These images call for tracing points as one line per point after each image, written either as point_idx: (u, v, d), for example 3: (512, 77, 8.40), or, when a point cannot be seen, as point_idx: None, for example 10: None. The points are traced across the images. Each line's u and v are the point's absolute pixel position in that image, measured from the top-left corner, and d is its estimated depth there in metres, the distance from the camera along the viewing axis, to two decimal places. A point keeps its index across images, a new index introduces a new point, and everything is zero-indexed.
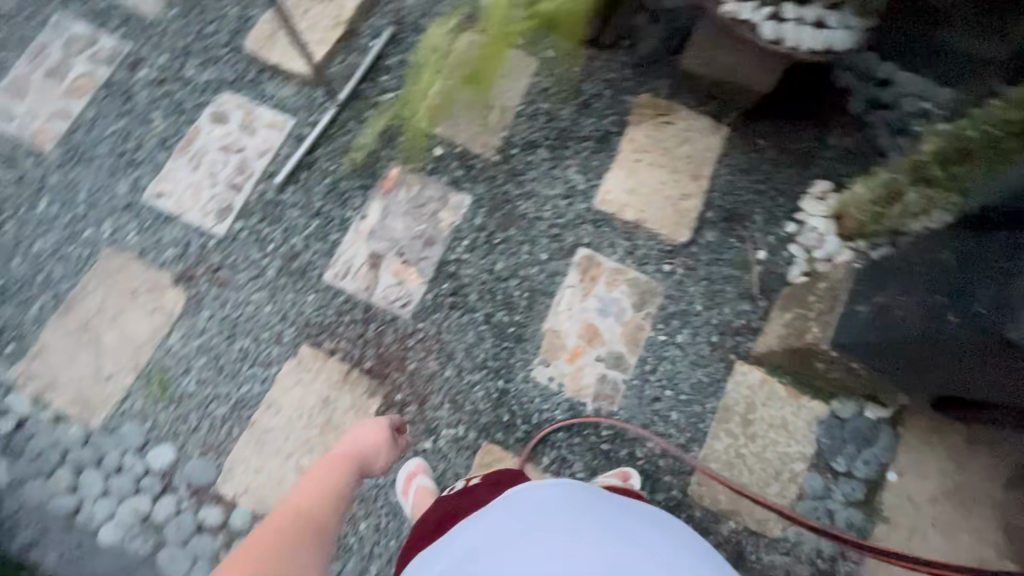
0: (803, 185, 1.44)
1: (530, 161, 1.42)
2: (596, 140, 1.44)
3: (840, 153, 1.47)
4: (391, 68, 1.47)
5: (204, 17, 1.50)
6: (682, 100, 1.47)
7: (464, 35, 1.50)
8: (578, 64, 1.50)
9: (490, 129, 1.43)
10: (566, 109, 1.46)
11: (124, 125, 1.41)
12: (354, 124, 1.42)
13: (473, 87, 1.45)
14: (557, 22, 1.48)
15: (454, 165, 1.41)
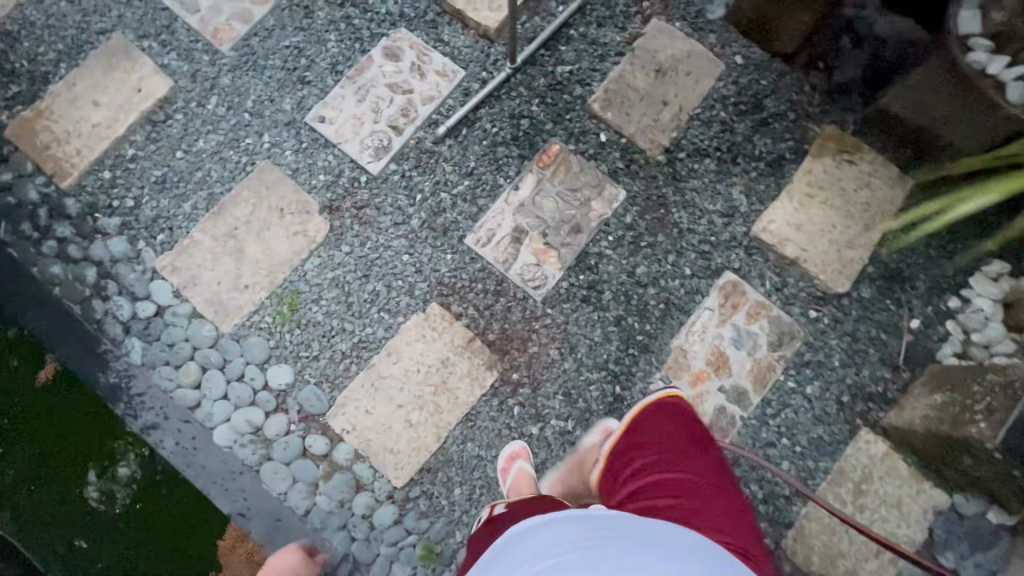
0: (978, 262, 1.34)
1: (693, 170, 1.35)
2: (768, 163, 1.36)
3: None
4: (572, 40, 1.41)
5: None
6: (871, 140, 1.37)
7: (654, 21, 1.42)
8: (765, 77, 1.41)
9: (662, 127, 1.36)
10: (744, 123, 1.38)
11: (299, 41, 1.40)
12: (525, 90, 1.38)
13: (653, 79, 1.38)
14: (758, 29, 1.39)
15: (615, 156, 1.35)
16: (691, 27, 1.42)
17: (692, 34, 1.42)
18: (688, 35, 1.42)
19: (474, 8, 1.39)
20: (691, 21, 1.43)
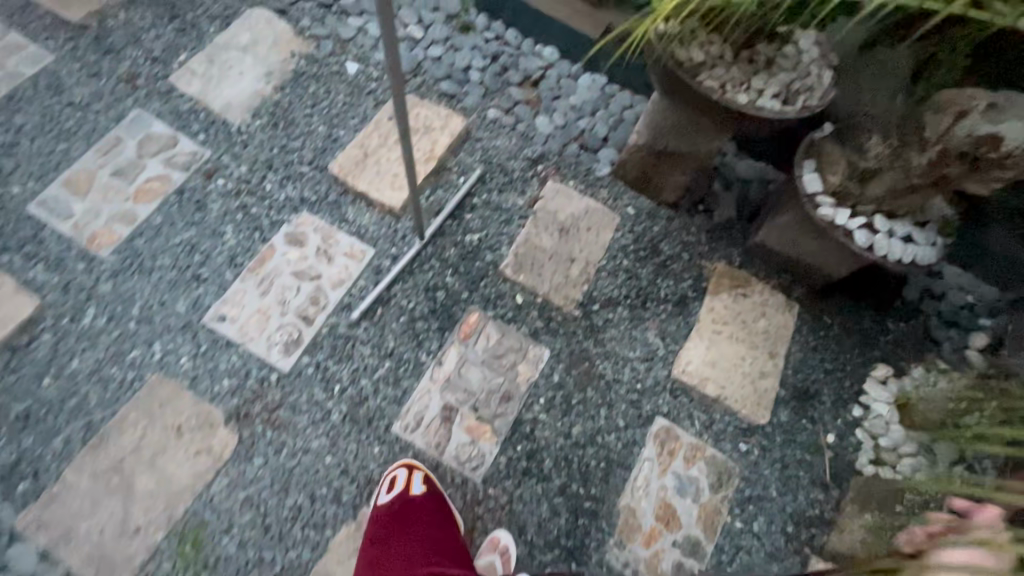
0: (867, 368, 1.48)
1: (609, 319, 1.41)
2: (674, 303, 1.45)
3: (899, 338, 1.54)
4: (476, 208, 1.46)
5: (291, 131, 1.47)
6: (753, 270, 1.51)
7: (550, 183, 1.52)
8: (656, 223, 1.54)
9: (573, 282, 1.42)
10: (646, 268, 1.47)
11: (192, 236, 1.33)
12: (437, 262, 1.39)
13: (558, 237, 1.46)
14: (641, 183, 1.52)
15: (534, 316, 1.38)
16: (583, 185, 1.54)
17: (586, 191, 1.54)
18: (582, 192, 1.53)
19: (376, 187, 1.42)
20: (583, 179, 1.56)
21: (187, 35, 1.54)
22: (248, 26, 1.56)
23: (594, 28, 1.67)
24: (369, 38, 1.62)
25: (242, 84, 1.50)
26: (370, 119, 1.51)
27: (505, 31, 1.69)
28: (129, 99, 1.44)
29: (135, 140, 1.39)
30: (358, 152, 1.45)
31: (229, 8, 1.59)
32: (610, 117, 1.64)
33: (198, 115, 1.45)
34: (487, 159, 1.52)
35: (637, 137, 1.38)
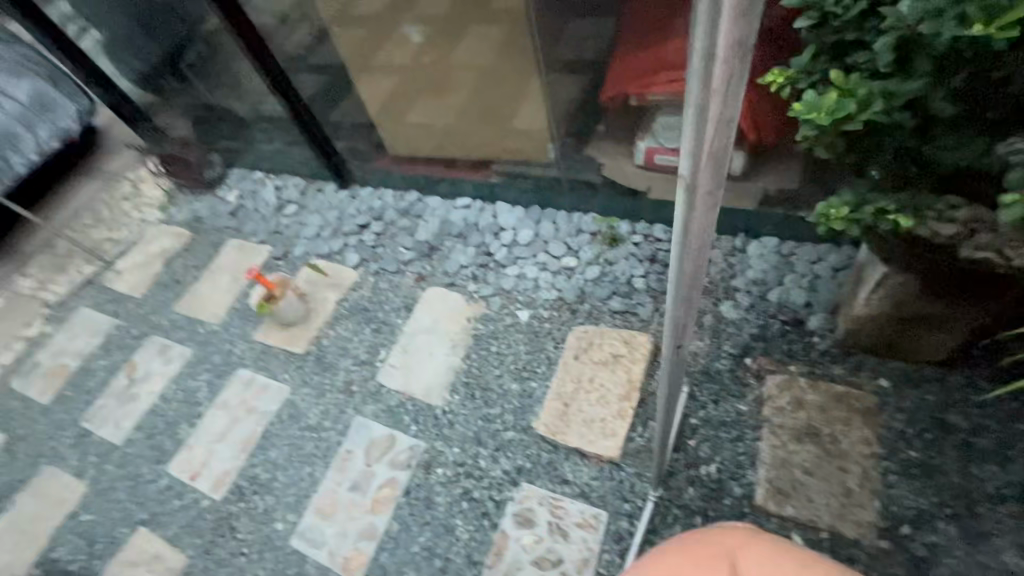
0: None
1: (934, 544, 1.06)
2: (1017, 500, 1.06)
3: None
4: (699, 431, 1.30)
5: (487, 397, 1.50)
6: None
7: (770, 376, 1.32)
8: (928, 390, 1.20)
9: (857, 501, 1.13)
10: (945, 455, 1.13)
11: (428, 539, 1.34)
12: (680, 510, 1.22)
13: (812, 445, 1.21)
14: (884, 349, 1.24)
15: (828, 559, 1.09)
16: (807, 365, 1.32)
17: (815, 373, 1.30)
18: (812, 373, 1.30)
19: (589, 439, 1.34)
20: (804, 358, 1.33)
21: (382, 331, 1.75)
22: (429, 309, 1.74)
23: (744, 198, 1.49)
24: (527, 280, 1.69)
25: (434, 364, 1.61)
26: (557, 362, 1.50)
27: (652, 229, 1.68)
28: (349, 408, 1.62)
29: (362, 448, 1.52)
30: (558, 403, 1.42)
31: (409, 296, 1.80)
32: (803, 279, 1.43)
33: (405, 406, 1.56)
34: (687, 370, 1.39)
35: (866, 304, 1.17)
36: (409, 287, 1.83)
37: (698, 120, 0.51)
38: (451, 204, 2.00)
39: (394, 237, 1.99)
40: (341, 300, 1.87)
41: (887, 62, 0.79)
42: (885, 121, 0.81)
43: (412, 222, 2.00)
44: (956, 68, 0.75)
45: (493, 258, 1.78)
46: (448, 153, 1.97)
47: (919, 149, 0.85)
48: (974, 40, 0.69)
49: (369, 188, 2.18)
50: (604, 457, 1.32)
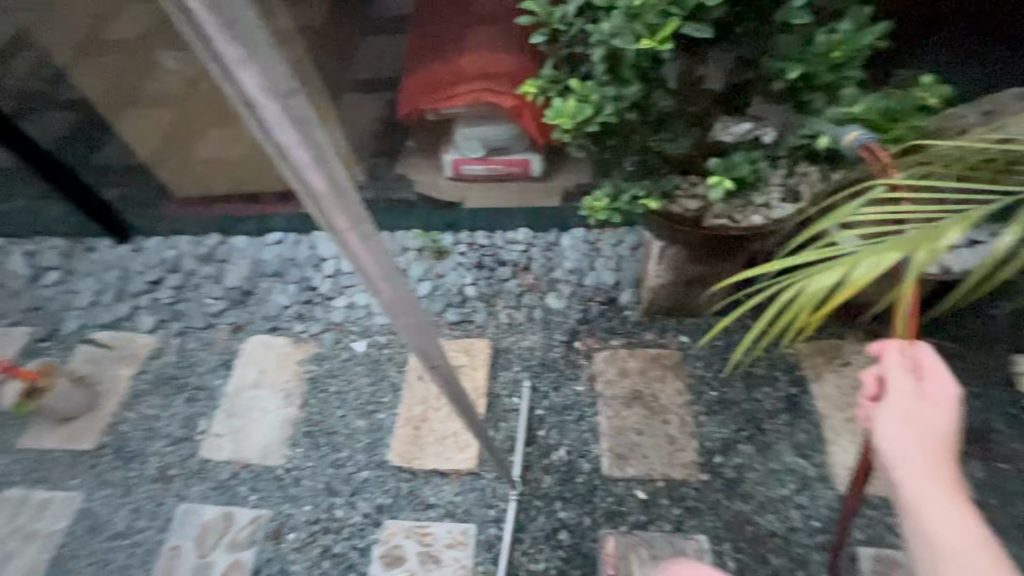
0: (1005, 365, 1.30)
1: (740, 464, 1.26)
2: (787, 410, 1.30)
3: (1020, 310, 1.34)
4: (546, 420, 1.37)
5: (334, 441, 1.39)
6: (832, 333, 1.38)
7: (597, 354, 1.45)
8: (714, 337, 1.42)
9: (679, 446, 1.29)
10: (735, 388, 1.35)
11: None
12: (541, 500, 1.27)
13: (639, 407, 1.35)
14: (678, 309, 1.44)
15: (667, 504, 1.23)
16: (623, 337, 1.47)
17: (632, 342, 1.46)
18: (628, 344, 1.45)
19: (445, 457, 1.33)
20: (621, 331, 1.48)
21: (199, 400, 1.52)
22: (253, 362, 1.56)
23: (551, 194, 1.62)
24: (358, 308, 1.61)
25: (267, 421, 1.45)
26: (402, 387, 1.45)
27: (474, 236, 1.72)
28: (168, 498, 1.37)
29: (192, 538, 1.31)
30: (409, 429, 1.38)
31: (225, 351, 1.60)
32: (610, 261, 1.60)
33: (239, 477, 1.38)
34: (526, 365, 1.46)
35: (656, 273, 1.35)
36: (224, 342, 1.62)
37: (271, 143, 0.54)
38: (261, 242, 1.82)
39: (197, 288, 1.74)
40: (138, 374, 1.59)
41: (605, 72, 0.91)
42: (618, 121, 0.93)
43: (217, 268, 1.78)
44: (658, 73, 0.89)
45: (317, 291, 1.66)
46: (245, 188, 1.75)
47: (653, 142, 0.98)
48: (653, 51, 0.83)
49: (157, 237, 1.89)
50: (462, 470, 1.31)
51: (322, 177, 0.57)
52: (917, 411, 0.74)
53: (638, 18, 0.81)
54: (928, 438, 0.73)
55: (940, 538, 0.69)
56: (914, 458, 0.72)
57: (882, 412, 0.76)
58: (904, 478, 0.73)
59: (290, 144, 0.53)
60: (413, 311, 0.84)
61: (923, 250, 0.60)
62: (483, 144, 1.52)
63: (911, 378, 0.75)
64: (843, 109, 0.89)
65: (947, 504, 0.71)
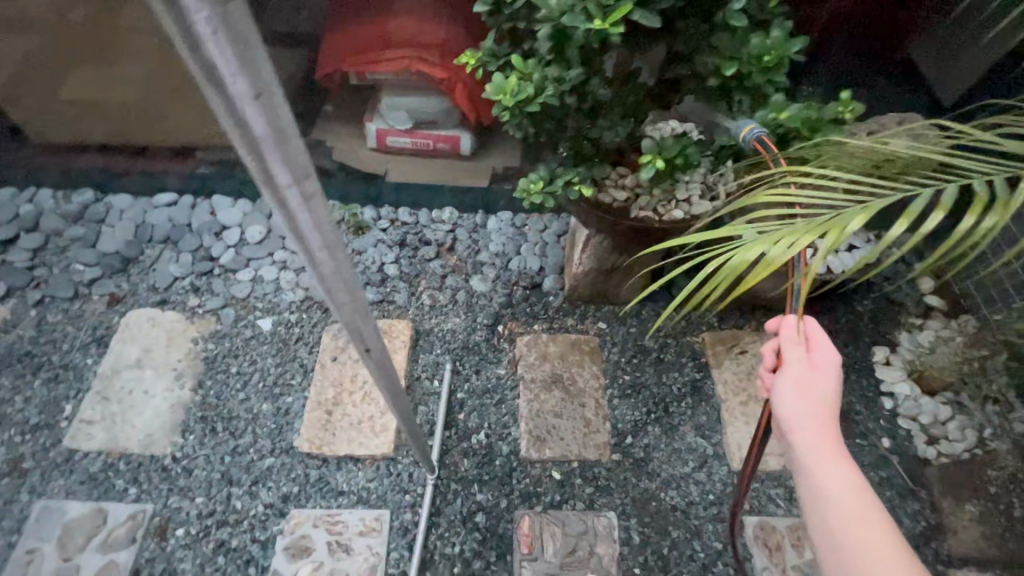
0: (864, 357, 1.48)
1: (648, 444, 1.34)
2: (691, 394, 1.40)
3: (881, 307, 1.54)
4: (466, 403, 1.36)
5: (233, 427, 1.28)
6: (732, 323, 1.49)
7: (519, 338, 1.45)
8: (631, 324, 1.49)
9: (594, 429, 1.33)
10: (647, 373, 1.42)
11: None
12: (458, 484, 1.26)
13: (557, 391, 1.38)
14: (599, 296, 1.49)
15: (581, 484, 1.28)
16: (545, 321, 1.49)
17: (553, 327, 1.48)
18: (549, 329, 1.48)
19: (358, 442, 1.26)
20: (544, 316, 1.49)
21: (64, 380, 1.32)
22: (136, 338, 1.37)
23: (478, 175, 1.59)
24: (265, 283, 1.47)
25: (152, 404, 1.29)
26: (313, 369, 1.36)
27: (397, 212, 1.64)
28: (24, 493, 1.19)
29: (54, 538, 1.14)
30: (319, 413, 1.29)
31: (99, 326, 1.40)
32: (535, 246, 1.60)
33: (116, 468, 1.22)
34: (448, 347, 1.44)
35: (581, 261, 1.39)
36: (99, 315, 1.41)
37: (204, 59, 0.44)
38: (147, 203, 1.60)
39: (64, 251, 1.50)
40: None
41: (549, 51, 0.88)
42: (558, 104, 0.93)
43: (89, 230, 1.54)
44: (599, 59, 0.90)
45: (217, 262, 1.50)
46: (129, 139, 1.52)
47: (589, 130, 0.99)
48: (599, 36, 0.81)
49: (11, 189, 1.59)
50: (376, 456, 1.26)
51: (264, 113, 0.49)
52: (806, 378, 0.81)
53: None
54: (816, 401, 0.79)
55: (829, 492, 0.74)
56: (805, 419, 0.78)
57: (778, 380, 0.82)
58: (796, 437, 0.78)
59: (227, 65, 0.44)
60: (353, 287, 0.75)
61: (830, 236, 0.67)
62: (412, 116, 1.46)
63: (801, 349, 0.83)
64: (772, 115, 0.92)
65: (835, 462, 0.76)
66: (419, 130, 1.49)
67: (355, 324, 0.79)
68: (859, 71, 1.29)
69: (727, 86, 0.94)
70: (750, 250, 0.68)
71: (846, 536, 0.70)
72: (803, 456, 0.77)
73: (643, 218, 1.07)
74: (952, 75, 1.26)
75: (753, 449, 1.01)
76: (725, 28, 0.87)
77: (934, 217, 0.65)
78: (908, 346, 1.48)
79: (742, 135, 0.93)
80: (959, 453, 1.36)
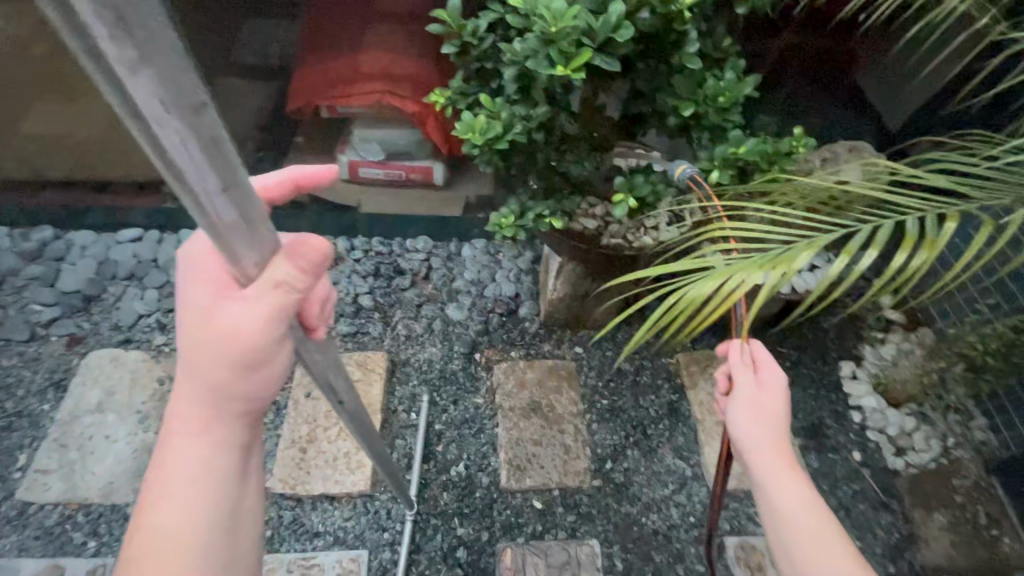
0: (833, 371, 1.53)
1: (627, 468, 1.34)
2: (668, 415, 1.41)
3: (845, 322, 1.59)
4: (444, 434, 1.35)
5: None
6: (705, 343, 1.52)
7: (496, 366, 1.45)
8: (606, 348, 1.50)
9: (574, 455, 1.33)
10: (623, 396, 1.43)
11: None
12: (438, 519, 1.24)
13: (537, 418, 1.37)
14: (574, 321, 1.50)
15: (562, 512, 1.27)
16: (522, 348, 1.49)
17: (530, 354, 1.48)
18: (526, 355, 1.48)
19: (334, 479, 1.23)
20: (521, 343, 1.50)
21: (16, 428, 1.26)
22: (98, 380, 1.32)
23: (451, 204, 1.60)
24: None
25: (114, 450, 1.23)
26: (285, 406, 1.32)
27: (370, 242, 1.63)
28: None
29: None
30: (292, 452, 1.25)
31: (57, 369, 1.34)
32: (510, 273, 1.61)
33: (74, 520, 1.16)
34: (424, 378, 1.42)
35: (555, 288, 1.41)
36: (56, 357, 1.36)
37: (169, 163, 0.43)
38: (110, 238, 1.56)
39: (21, 292, 1.45)
40: None
41: (515, 91, 0.91)
42: (526, 140, 0.95)
43: (48, 268, 1.48)
44: (565, 99, 0.92)
45: None
46: (96, 175, 1.48)
47: (558, 163, 1.03)
48: (563, 79, 0.84)
49: None
50: (353, 493, 1.23)
51: (230, 202, 0.49)
52: (756, 399, 0.83)
53: (552, 44, 0.81)
54: (767, 421, 0.81)
55: (787, 512, 0.75)
56: (759, 441, 0.80)
57: (732, 405, 0.84)
58: (753, 460, 0.80)
59: (195, 165, 0.44)
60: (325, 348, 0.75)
61: (779, 270, 0.70)
62: (384, 148, 1.47)
63: (749, 371, 0.85)
64: (731, 150, 0.93)
65: (790, 481, 0.77)
66: (391, 161, 1.49)
67: (325, 381, 0.80)
68: (810, 99, 1.36)
69: (687, 123, 0.97)
70: (707, 281, 0.70)
71: (803, 553, 0.72)
72: (761, 478, 0.79)
73: (611, 245, 1.11)
74: (897, 103, 1.35)
75: (717, 477, 1.00)
76: (684, 70, 0.91)
77: (868, 254, 0.68)
78: (872, 359, 1.53)
79: (677, 174, 1.00)
80: (926, 463, 1.40)
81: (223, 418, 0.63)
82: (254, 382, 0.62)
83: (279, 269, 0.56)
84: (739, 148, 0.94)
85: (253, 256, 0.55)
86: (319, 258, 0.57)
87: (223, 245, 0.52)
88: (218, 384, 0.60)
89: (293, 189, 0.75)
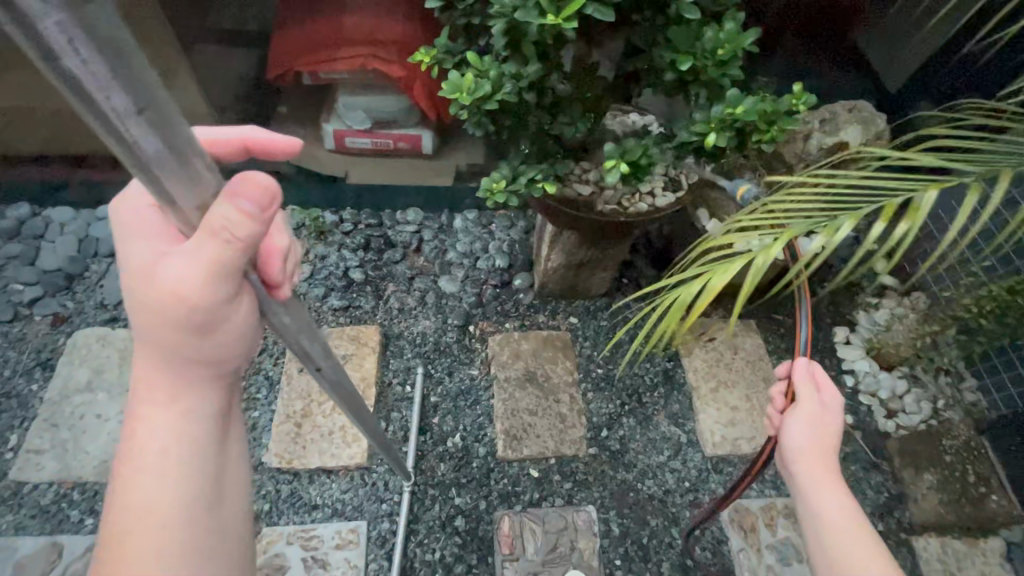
0: (826, 337, 1.53)
1: (623, 436, 1.35)
2: (663, 383, 1.42)
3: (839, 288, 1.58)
4: (440, 407, 1.34)
5: None
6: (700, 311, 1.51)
7: (490, 338, 1.43)
8: (601, 318, 1.49)
9: (569, 424, 1.33)
10: (618, 365, 1.43)
11: None
12: (435, 490, 1.24)
13: (532, 388, 1.37)
14: (568, 292, 1.48)
15: (559, 480, 1.28)
16: (515, 320, 1.47)
17: (525, 325, 1.47)
18: (520, 327, 1.46)
19: (329, 453, 1.23)
20: (515, 314, 1.48)
21: (6, 409, 1.25)
22: (87, 359, 1.29)
23: (442, 173, 1.57)
24: None
25: (107, 429, 1.22)
26: (279, 382, 1.31)
27: (359, 215, 1.59)
28: None
29: None
30: (287, 427, 1.25)
31: (43, 349, 1.32)
32: (502, 244, 1.58)
33: (70, 498, 1.16)
34: (419, 351, 1.41)
35: (550, 258, 1.39)
36: (42, 337, 1.33)
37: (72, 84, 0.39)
38: (90, 215, 1.51)
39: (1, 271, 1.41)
40: None
41: (504, 47, 0.87)
42: (517, 100, 0.92)
43: (27, 246, 1.44)
44: (556, 54, 0.88)
45: None
46: (71, 148, 1.42)
47: (550, 126, 0.99)
48: (554, 32, 0.80)
49: None
50: (349, 466, 1.23)
51: (153, 130, 0.45)
52: (818, 417, 0.85)
53: None
54: (823, 438, 0.84)
55: (832, 523, 0.79)
56: (812, 454, 0.83)
57: (788, 418, 0.86)
58: (800, 470, 0.83)
59: (104, 83, 0.39)
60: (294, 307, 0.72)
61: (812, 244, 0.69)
62: (370, 116, 1.41)
63: (812, 389, 0.87)
64: (728, 109, 0.89)
65: (839, 496, 0.80)
66: (378, 130, 1.44)
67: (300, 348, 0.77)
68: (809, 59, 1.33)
69: (684, 80, 0.94)
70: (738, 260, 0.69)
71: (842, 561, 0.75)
72: (809, 488, 0.82)
73: (605, 211, 1.07)
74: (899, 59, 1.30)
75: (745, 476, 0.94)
76: (680, 21, 0.87)
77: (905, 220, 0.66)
78: (866, 325, 1.53)
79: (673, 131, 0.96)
80: (916, 425, 1.42)
81: (191, 385, 0.61)
82: (209, 343, 0.59)
83: (215, 211, 0.50)
84: (736, 108, 0.89)
85: (190, 199, 0.51)
86: (265, 197, 0.51)
87: (155, 181, 0.48)
88: (170, 346, 0.58)
89: (245, 150, 0.70)
